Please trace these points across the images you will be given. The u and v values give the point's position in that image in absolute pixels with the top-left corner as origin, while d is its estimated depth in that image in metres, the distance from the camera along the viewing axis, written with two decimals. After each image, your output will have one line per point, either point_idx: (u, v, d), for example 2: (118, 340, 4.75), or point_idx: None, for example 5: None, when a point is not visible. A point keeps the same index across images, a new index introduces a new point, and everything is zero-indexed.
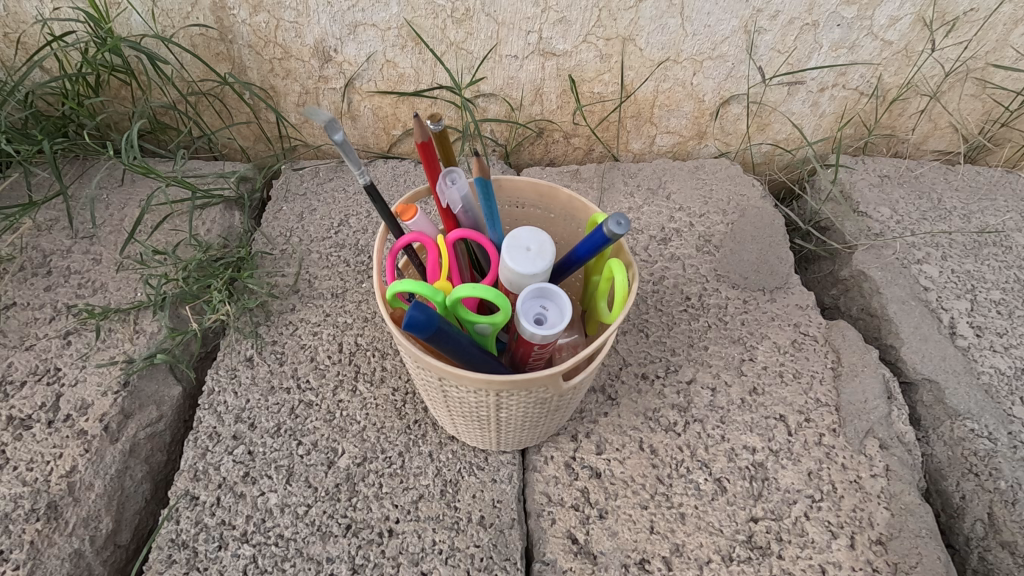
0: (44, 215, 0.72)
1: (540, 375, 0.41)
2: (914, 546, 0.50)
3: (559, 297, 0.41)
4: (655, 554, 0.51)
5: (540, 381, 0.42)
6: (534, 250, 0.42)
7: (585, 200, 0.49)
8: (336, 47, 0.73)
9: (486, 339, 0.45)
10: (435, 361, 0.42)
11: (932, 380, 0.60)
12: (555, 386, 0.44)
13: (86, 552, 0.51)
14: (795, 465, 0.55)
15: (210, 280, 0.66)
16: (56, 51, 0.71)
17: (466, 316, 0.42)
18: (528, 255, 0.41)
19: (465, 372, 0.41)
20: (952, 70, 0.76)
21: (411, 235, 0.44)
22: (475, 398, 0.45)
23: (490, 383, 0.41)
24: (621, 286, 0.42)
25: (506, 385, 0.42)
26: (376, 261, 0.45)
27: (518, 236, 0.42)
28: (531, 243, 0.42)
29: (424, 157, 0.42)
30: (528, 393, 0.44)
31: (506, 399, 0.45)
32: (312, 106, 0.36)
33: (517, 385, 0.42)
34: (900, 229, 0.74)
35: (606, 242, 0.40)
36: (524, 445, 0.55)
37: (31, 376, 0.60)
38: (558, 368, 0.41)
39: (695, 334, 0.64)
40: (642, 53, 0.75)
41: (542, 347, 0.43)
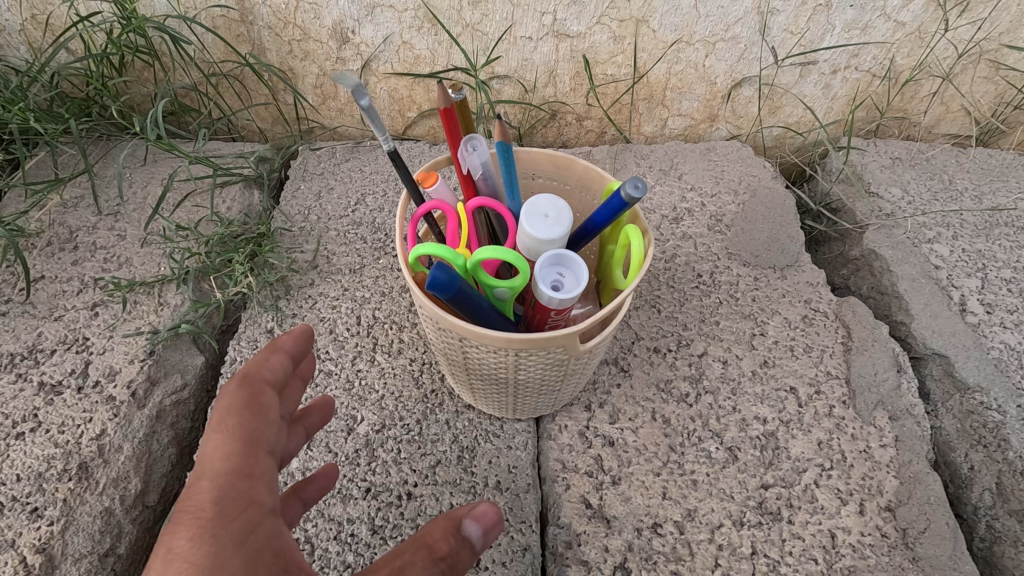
0: (70, 192, 0.74)
1: (557, 336, 0.42)
2: (922, 512, 0.51)
3: (576, 265, 0.42)
4: (666, 519, 0.52)
5: (558, 342, 0.43)
6: (552, 217, 0.42)
7: (600, 170, 0.50)
8: (354, 29, 0.75)
9: (504, 304, 0.47)
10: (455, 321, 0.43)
11: (942, 355, 0.61)
12: (572, 348, 0.45)
13: (116, 511, 0.52)
14: (805, 435, 0.56)
15: (231, 254, 0.67)
16: (82, 32, 0.72)
17: (485, 279, 0.43)
18: (546, 222, 0.42)
19: (485, 333, 0.42)
20: (965, 51, 0.76)
21: (432, 203, 0.46)
22: (494, 359, 0.46)
23: (509, 343, 0.43)
24: (637, 251, 0.43)
25: (525, 344, 0.43)
26: (398, 228, 0.46)
27: (536, 203, 0.43)
28: (549, 210, 0.43)
29: (446, 126, 0.43)
30: (545, 355, 0.45)
31: (524, 360, 0.46)
32: (341, 73, 0.38)
33: (535, 345, 0.43)
34: (911, 210, 0.74)
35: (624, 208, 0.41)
36: (540, 412, 0.56)
37: (60, 345, 0.62)
38: (575, 328, 0.42)
39: (707, 310, 0.65)
40: (655, 35, 0.76)
41: (559, 313, 0.44)
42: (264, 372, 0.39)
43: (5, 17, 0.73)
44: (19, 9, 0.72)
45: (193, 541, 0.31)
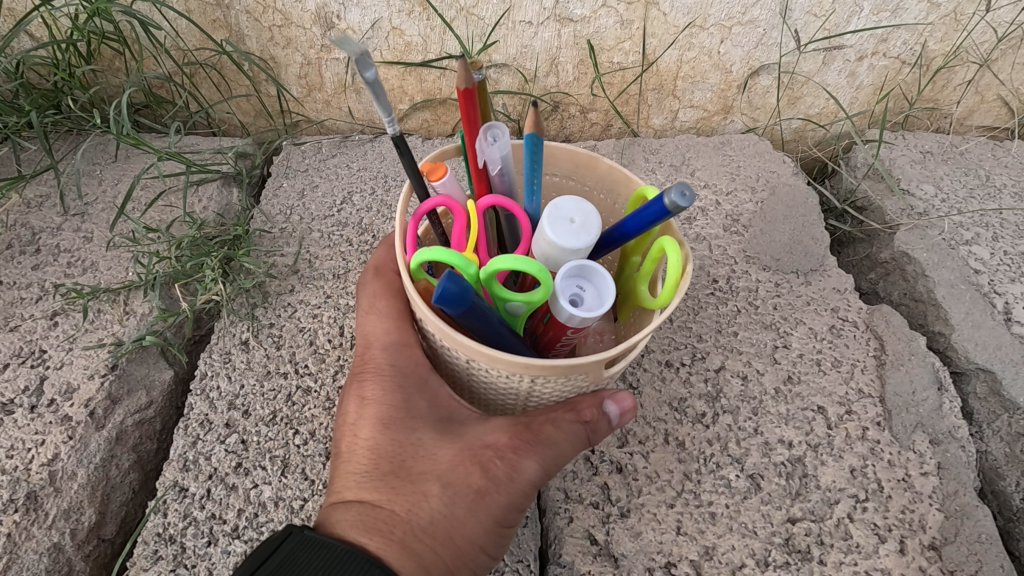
0: (33, 191, 0.69)
1: (580, 364, 0.36)
2: (971, 552, 0.45)
3: (599, 277, 0.36)
4: (681, 558, 0.46)
5: (582, 370, 0.38)
6: (579, 222, 0.36)
7: (627, 172, 0.44)
8: (339, 13, 0.69)
9: (516, 319, 0.41)
10: (464, 340, 0.37)
11: (987, 370, 0.55)
12: (595, 374, 0.39)
13: (65, 546, 0.47)
14: (836, 461, 0.50)
15: (203, 258, 0.62)
16: (44, 16, 0.67)
17: (498, 292, 0.37)
18: (571, 229, 0.36)
19: (497, 356, 0.36)
20: (1005, 35, 0.70)
21: (441, 198, 0.39)
22: (507, 385, 0.41)
23: (526, 370, 0.37)
24: (672, 268, 0.37)
25: (543, 371, 0.37)
26: (397, 226, 0.40)
27: (561, 205, 0.37)
28: (576, 215, 0.37)
29: (463, 109, 0.37)
30: (564, 381, 0.40)
31: (540, 386, 0.40)
32: (339, 34, 0.31)
33: (554, 372, 0.37)
34: (945, 208, 0.68)
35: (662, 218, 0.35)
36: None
37: (14, 359, 0.56)
38: (601, 357, 0.36)
39: (724, 319, 0.59)
40: (666, 19, 0.70)
41: (577, 331, 0.39)
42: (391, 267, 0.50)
43: None
44: None
45: (386, 386, 0.44)
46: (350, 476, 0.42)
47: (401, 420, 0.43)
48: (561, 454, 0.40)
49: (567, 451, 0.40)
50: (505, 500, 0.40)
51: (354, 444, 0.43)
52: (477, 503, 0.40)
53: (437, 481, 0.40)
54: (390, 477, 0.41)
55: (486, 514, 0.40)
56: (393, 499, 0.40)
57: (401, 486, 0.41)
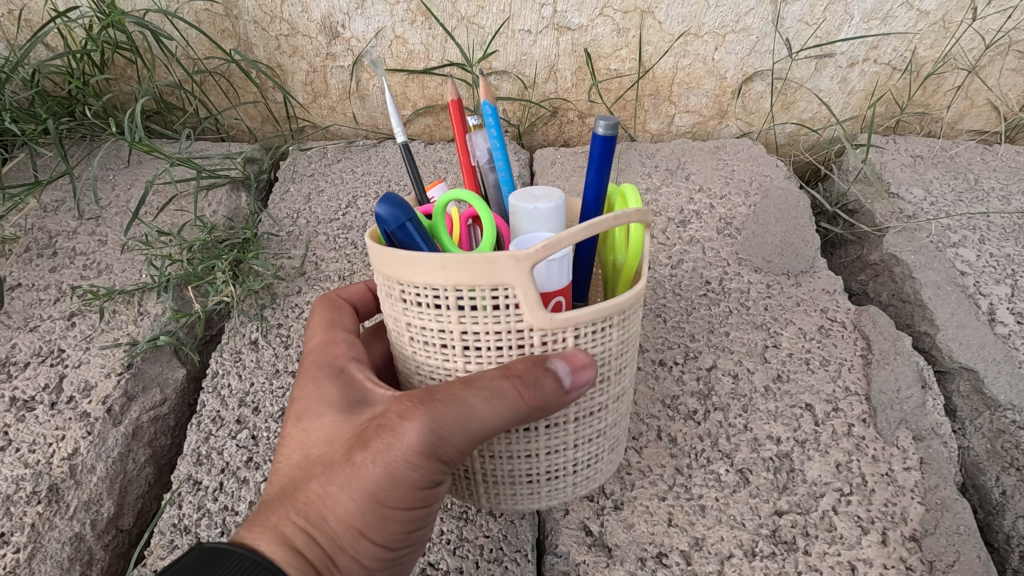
0: (50, 196, 0.71)
1: (498, 260, 0.31)
2: (950, 543, 0.47)
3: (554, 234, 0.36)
4: (672, 548, 0.48)
5: (505, 278, 0.32)
6: (540, 194, 0.38)
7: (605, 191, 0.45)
8: (344, 23, 0.72)
9: None
10: (386, 253, 0.34)
11: (970, 369, 0.57)
12: (529, 310, 0.33)
13: (86, 536, 0.50)
14: (822, 456, 0.52)
15: (214, 261, 0.64)
16: (61, 27, 0.69)
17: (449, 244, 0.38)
18: (532, 197, 0.38)
19: (413, 258, 0.33)
20: (992, 42, 0.72)
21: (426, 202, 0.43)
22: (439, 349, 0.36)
23: (443, 276, 0.33)
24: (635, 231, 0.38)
25: (469, 284, 0.33)
26: None
27: (527, 188, 0.40)
28: (538, 192, 0.39)
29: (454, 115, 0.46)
30: (495, 318, 0.34)
31: (473, 331, 0.35)
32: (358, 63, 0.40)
33: (480, 283, 0.33)
34: (934, 211, 0.70)
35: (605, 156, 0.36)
36: (518, 495, 0.43)
37: (35, 357, 0.59)
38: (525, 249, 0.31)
39: (716, 320, 0.62)
40: (661, 27, 0.72)
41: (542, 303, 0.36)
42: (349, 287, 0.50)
43: None
44: None
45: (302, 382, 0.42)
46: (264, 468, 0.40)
47: (304, 408, 0.40)
48: (460, 415, 0.33)
49: (474, 416, 0.34)
50: (382, 474, 0.34)
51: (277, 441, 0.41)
52: (356, 483, 0.34)
53: (320, 462, 0.36)
54: (284, 467, 0.38)
55: (363, 490, 0.34)
56: (279, 491, 0.36)
57: (288, 478, 0.37)
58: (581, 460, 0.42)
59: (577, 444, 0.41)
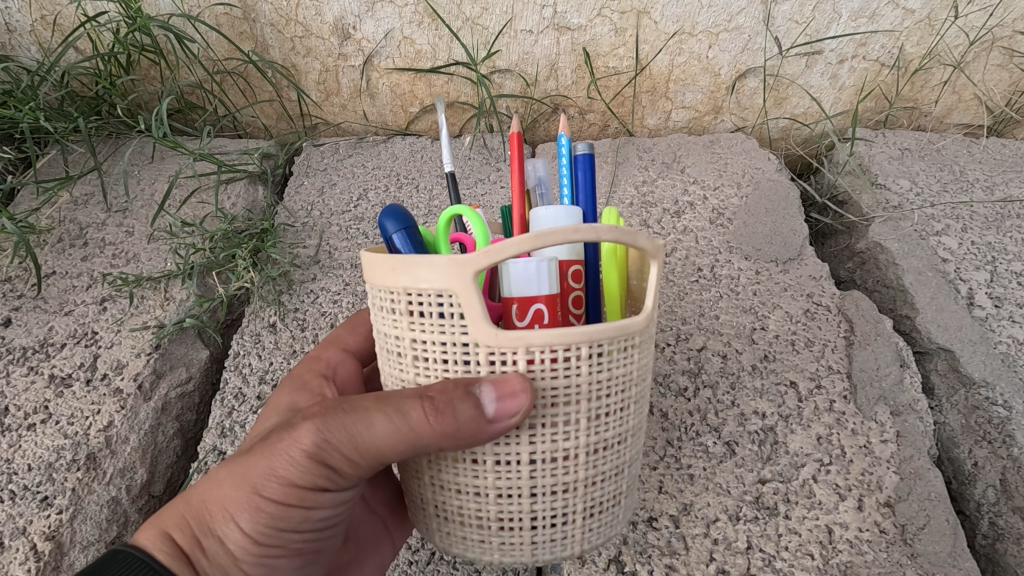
0: (80, 190, 0.76)
1: (436, 263, 0.31)
2: (921, 508, 0.50)
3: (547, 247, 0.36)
4: (662, 513, 0.52)
5: (446, 282, 0.31)
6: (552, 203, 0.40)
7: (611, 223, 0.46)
8: (355, 25, 0.76)
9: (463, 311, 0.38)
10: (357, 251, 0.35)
11: (947, 349, 0.60)
12: (478, 327, 0.31)
13: (122, 500, 0.54)
14: (804, 429, 0.56)
15: (235, 249, 0.68)
16: (90, 32, 0.74)
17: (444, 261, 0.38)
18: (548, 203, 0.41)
19: (369, 255, 0.33)
20: (976, 38, 0.76)
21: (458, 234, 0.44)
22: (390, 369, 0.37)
23: (391, 278, 0.32)
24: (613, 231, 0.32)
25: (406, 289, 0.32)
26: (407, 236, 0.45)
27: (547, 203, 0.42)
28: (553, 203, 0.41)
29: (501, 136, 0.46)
30: (442, 326, 0.32)
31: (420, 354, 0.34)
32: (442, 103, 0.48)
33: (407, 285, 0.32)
34: (919, 201, 0.73)
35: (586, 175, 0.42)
36: (469, 539, 0.37)
37: (71, 339, 0.63)
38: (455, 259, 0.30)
39: (707, 304, 0.65)
40: (657, 26, 0.76)
41: (520, 314, 0.34)
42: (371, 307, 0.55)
43: (17, 18, 0.75)
44: (30, 10, 0.74)
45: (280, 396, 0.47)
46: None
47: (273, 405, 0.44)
48: (343, 422, 0.35)
49: (369, 427, 0.35)
50: (269, 467, 0.36)
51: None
52: (242, 468, 0.37)
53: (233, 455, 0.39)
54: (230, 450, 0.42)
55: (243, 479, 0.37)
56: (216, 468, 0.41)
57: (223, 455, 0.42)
58: (544, 515, 0.36)
59: (536, 492, 0.35)
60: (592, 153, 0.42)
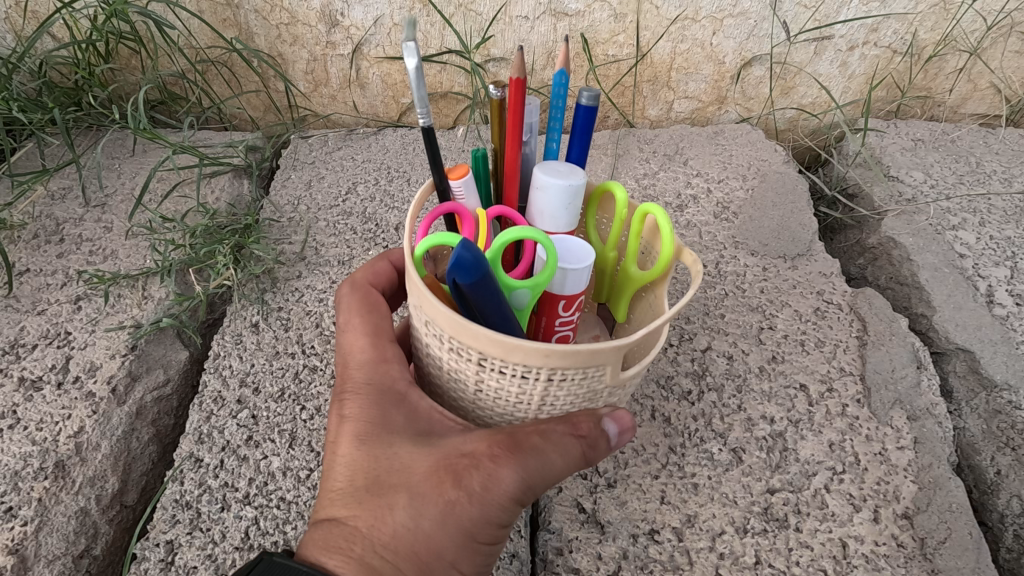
0: (57, 184, 0.73)
1: (605, 348, 0.34)
2: (942, 521, 0.47)
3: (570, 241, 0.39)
4: (664, 525, 0.48)
5: (602, 361, 0.35)
6: (564, 172, 0.39)
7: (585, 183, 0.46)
8: (342, 11, 0.72)
9: (520, 315, 0.39)
10: (485, 334, 0.34)
11: (967, 350, 0.56)
12: (612, 375, 0.37)
13: (91, 510, 0.51)
14: (816, 436, 0.52)
15: (216, 246, 0.65)
16: (65, 19, 0.70)
17: (504, 279, 0.36)
18: (559, 174, 0.39)
19: (519, 345, 0.34)
20: (994, 23, 0.71)
21: (452, 203, 0.39)
22: (516, 391, 0.38)
23: (546, 362, 0.34)
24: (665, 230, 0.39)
25: (563, 362, 0.35)
26: (409, 226, 0.38)
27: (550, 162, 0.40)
28: (562, 167, 0.39)
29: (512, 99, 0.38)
30: (579, 383, 0.37)
31: (553, 390, 0.37)
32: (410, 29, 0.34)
33: (573, 363, 0.35)
34: (934, 194, 0.69)
35: (587, 126, 0.41)
36: None
37: (42, 340, 0.60)
38: (623, 341, 0.34)
39: (712, 302, 0.62)
40: (659, 11, 0.72)
41: (567, 309, 0.39)
42: (371, 280, 0.48)
43: None
44: None
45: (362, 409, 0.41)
46: (330, 493, 0.39)
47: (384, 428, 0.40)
48: (539, 465, 0.36)
49: (556, 466, 0.37)
50: (482, 517, 0.36)
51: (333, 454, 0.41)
52: (453, 519, 0.36)
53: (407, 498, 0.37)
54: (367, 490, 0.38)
55: (455, 527, 0.36)
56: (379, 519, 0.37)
57: (373, 498, 0.37)
58: None
59: None
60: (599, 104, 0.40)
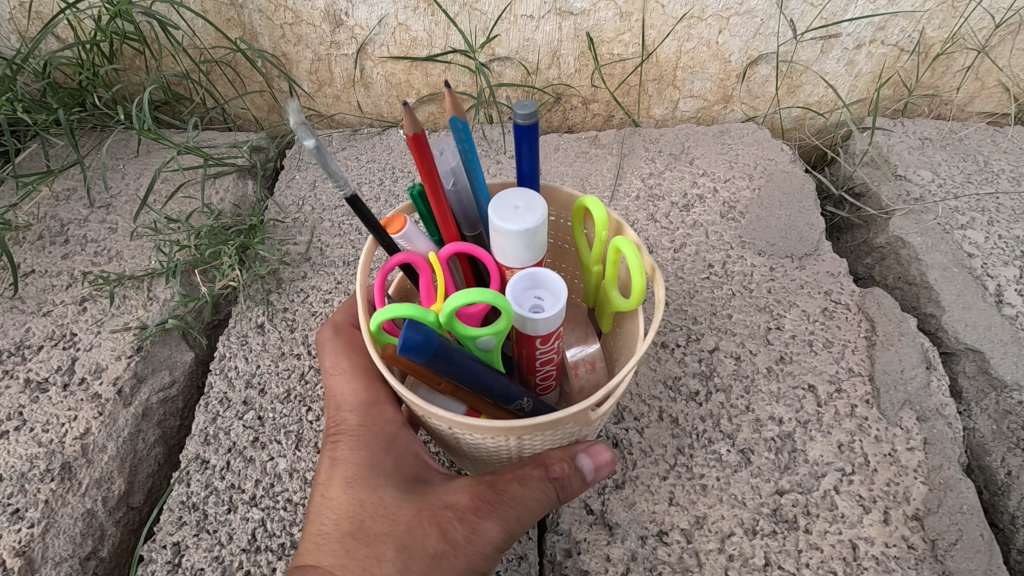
0: (62, 185, 0.72)
1: (572, 414, 0.36)
2: (953, 522, 0.47)
3: (550, 280, 0.39)
4: (673, 526, 0.48)
5: (571, 419, 0.37)
6: (523, 207, 0.39)
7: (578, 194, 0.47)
8: (347, 11, 0.72)
9: (490, 355, 0.41)
10: (455, 416, 0.35)
11: (976, 350, 0.56)
12: (586, 421, 0.39)
13: (98, 512, 0.51)
14: (825, 437, 0.52)
15: (221, 246, 0.65)
16: (70, 20, 0.70)
17: (464, 331, 0.38)
18: (516, 214, 0.38)
19: (485, 424, 0.35)
20: (1003, 21, 0.71)
21: (402, 255, 0.41)
22: (493, 444, 0.40)
23: (515, 432, 0.37)
24: (634, 261, 0.40)
25: (531, 428, 0.37)
26: (363, 290, 0.39)
27: (504, 195, 0.39)
28: (518, 201, 0.39)
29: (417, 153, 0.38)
30: (552, 433, 0.39)
31: (528, 441, 0.39)
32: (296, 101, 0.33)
33: (542, 426, 0.37)
34: (942, 193, 0.69)
35: (531, 139, 0.40)
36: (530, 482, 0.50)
37: (48, 341, 0.60)
38: (587, 403, 0.36)
39: (719, 303, 0.61)
40: (664, 10, 0.71)
41: (545, 342, 0.40)
42: (352, 321, 0.50)
43: None
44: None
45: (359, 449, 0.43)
46: (315, 536, 0.40)
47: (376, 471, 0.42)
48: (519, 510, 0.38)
49: (534, 510, 0.39)
50: (463, 562, 0.38)
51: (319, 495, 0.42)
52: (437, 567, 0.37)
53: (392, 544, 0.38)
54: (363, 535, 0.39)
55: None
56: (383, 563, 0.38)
57: (359, 546, 0.38)
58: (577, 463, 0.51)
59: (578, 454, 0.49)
60: (537, 116, 0.39)
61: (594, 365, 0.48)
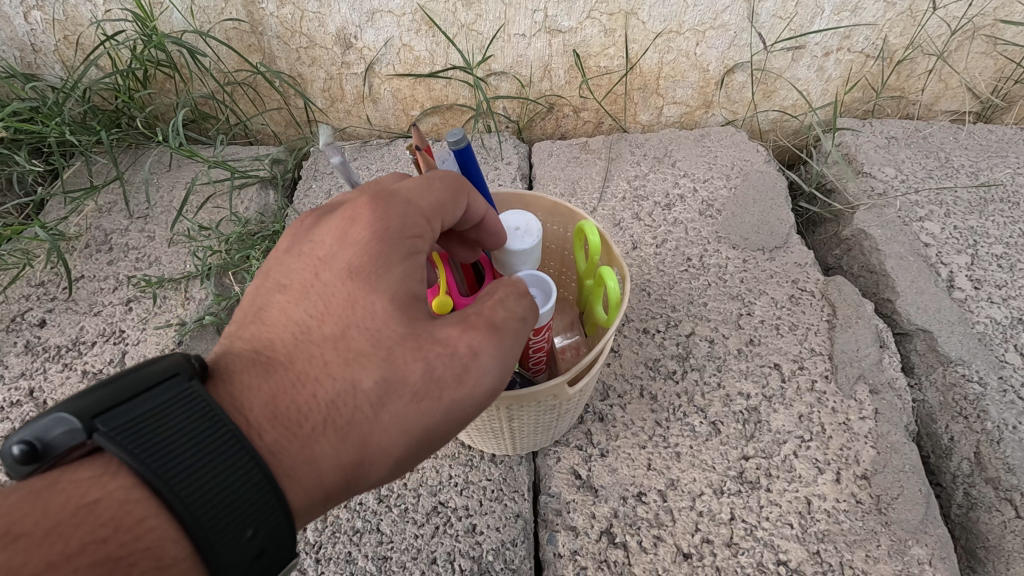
0: (104, 199, 0.81)
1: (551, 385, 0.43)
2: (896, 480, 0.53)
3: (544, 283, 0.46)
4: (651, 488, 0.55)
5: (551, 391, 0.44)
6: (522, 228, 0.47)
7: (570, 205, 0.54)
8: (356, 34, 0.79)
9: None
10: None
11: (926, 330, 0.62)
12: (564, 394, 0.46)
13: None
14: (787, 408, 0.59)
15: (249, 251, 0.74)
16: (109, 50, 0.78)
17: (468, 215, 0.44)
18: (517, 233, 0.47)
19: None
20: (957, 28, 0.77)
21: None
22: (485, 413, 0.47)
23: (503, 400, 0.44)
24: (613, 291, 0.47)
25: (517, 398, 0.44)
26: None
27: (506, 218, 0.48)
28: (519, 223, 0.48)
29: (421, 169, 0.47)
30: (536, 404, 0.46)
31: (516, 411, 0.46)
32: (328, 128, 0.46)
33: (525, 397, 0.44)
34: (904, 188, 0.75)
35: (471, 158, 0.47)
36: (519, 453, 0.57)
37: (100, 337, 0.68)
38: (562, 376, 0.43)
39: (695, 292, 0.68)
40: (645, 26, 0.78)
41: (538, 332, 0.47)
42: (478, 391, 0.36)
43: (41, 38, 0.79)
44: (53, 31, 0.79)
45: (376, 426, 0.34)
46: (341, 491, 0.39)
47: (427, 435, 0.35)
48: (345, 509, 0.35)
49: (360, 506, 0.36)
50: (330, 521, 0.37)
51: (232, 337, 0.37)
52: None
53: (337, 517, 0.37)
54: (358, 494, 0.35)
55: None
56: None
57: None
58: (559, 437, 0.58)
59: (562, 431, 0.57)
60: (467, 140, 0.46)
61: (579, 351, 0.56)
